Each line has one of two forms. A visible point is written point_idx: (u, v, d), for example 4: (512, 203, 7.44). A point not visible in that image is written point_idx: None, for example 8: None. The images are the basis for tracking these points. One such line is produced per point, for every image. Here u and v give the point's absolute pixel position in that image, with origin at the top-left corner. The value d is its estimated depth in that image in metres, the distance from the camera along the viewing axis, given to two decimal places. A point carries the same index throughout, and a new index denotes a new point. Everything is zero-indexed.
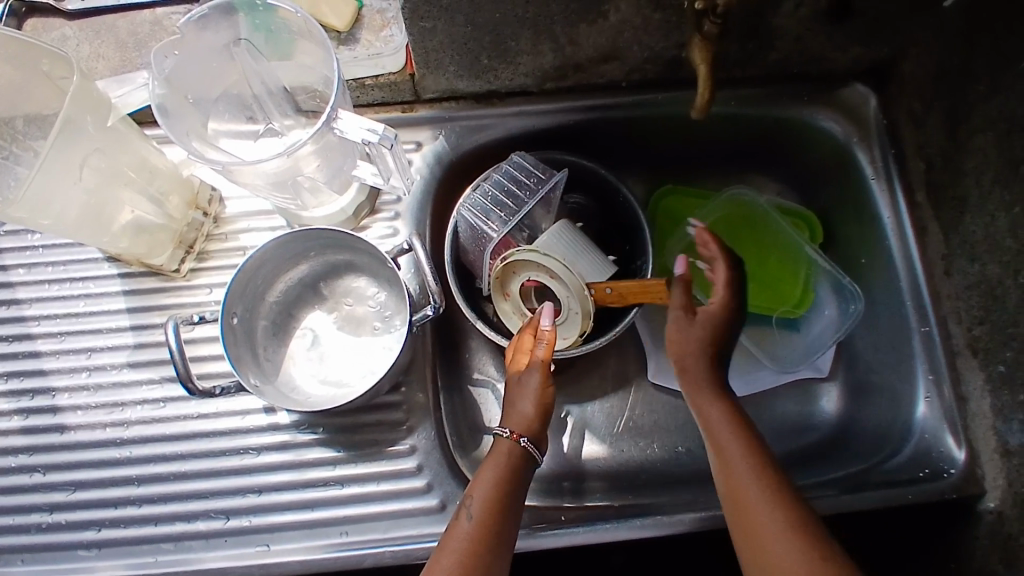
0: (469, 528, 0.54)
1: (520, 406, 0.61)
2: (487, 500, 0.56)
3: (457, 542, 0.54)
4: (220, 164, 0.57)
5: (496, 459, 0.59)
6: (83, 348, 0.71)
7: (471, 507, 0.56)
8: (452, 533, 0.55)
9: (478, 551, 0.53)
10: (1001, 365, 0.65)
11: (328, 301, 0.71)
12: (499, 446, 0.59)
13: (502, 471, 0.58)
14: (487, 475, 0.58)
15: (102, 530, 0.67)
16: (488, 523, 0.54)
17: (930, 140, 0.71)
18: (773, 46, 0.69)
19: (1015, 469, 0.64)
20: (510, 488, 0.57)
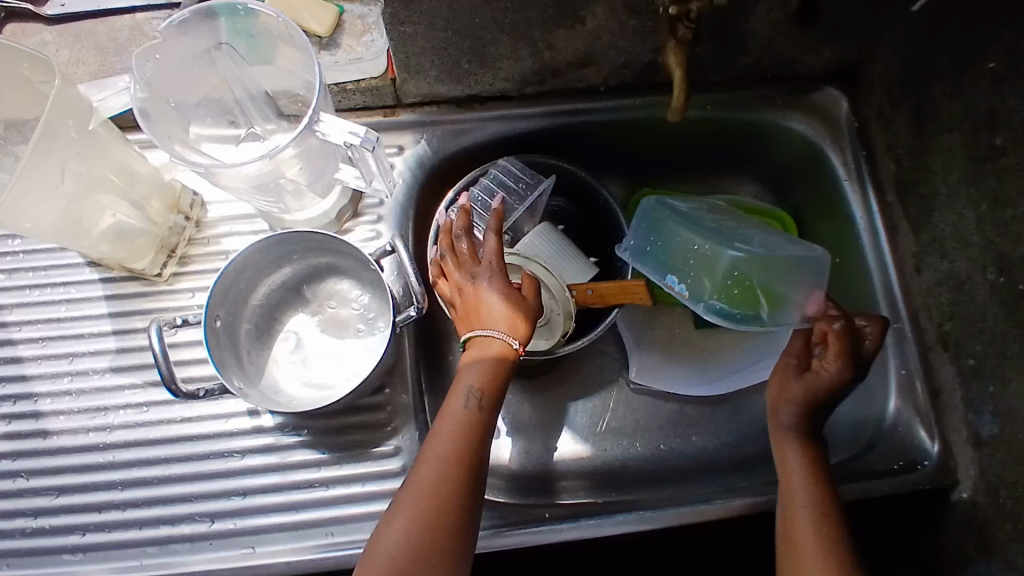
0: (457, 416, 0.56)
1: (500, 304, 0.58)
2: (481, 393, 0.56)
3: (446, 428, 0.56)
4: (202, 167, 0.58)
5: (479, 357, 0.57)
6: (65, 353, 0.71)
7: (463, 396, 0.57)
8: (445, 422, 0.56)
9: (465, 439, 0.55)
10: (971, 358, 0.67)
11: (312, 304, 0.71)
12: (490, 345, 0.57)
13: (489, 366, 0.57)
14: (472, 368, 0.58)
15: (86, 535, 0.67)
16: (480, 414, 0.56)
17: (900, 140, 0.73)
18: (746, 50, 0.70)
19: (986, 459, 0.66)
20: (491, 376, 0.57)
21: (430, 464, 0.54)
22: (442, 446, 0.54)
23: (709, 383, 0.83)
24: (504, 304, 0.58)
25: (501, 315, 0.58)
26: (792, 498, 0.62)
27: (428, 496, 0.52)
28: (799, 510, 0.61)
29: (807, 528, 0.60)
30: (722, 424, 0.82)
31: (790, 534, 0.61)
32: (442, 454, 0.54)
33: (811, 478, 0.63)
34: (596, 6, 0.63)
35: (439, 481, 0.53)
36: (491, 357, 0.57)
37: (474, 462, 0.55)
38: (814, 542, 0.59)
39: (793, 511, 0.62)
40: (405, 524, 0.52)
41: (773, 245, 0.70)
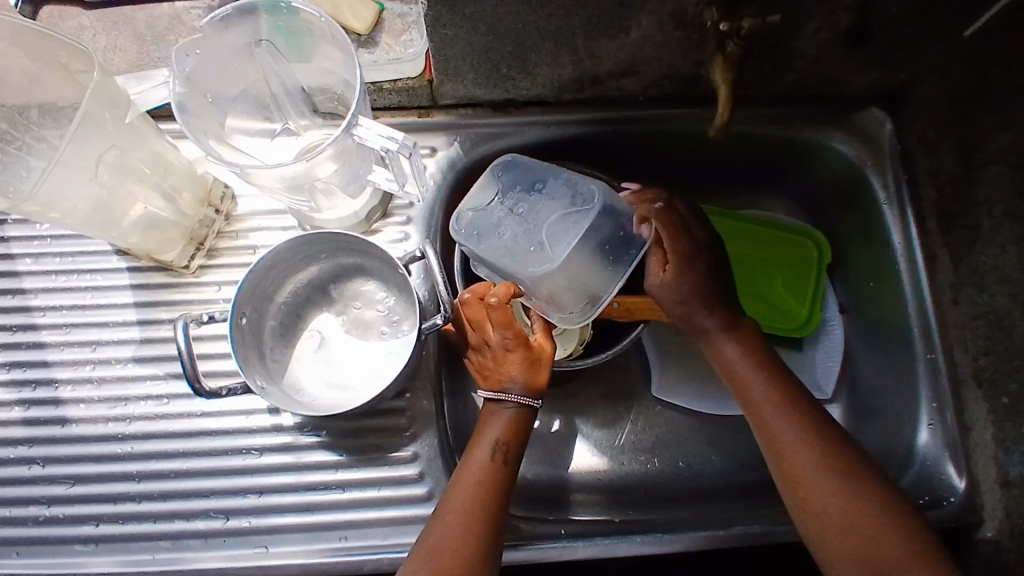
0: (482, 467, 0.62)
1: (513, 374, 0.64)
2: (505, 447, 0.63)
3: (470, 480, 0.61)
4: (237, 166, 0.57)
5: (498, 418, 0.64)
6: (89, 341, 0.71)
7: (487, 448, 0.63)
8: (469, 467, 0.62)
9: (488, 491, 0.60)
10: (1004, 397, 0.67)
11: (336, 303, 0.71)
12: (501, 411, 0.64)
13: (512, 420, 0.64)
14: (495, 421, 0.64)
15: (100, 526, 0.67)
16: (503, 467, 0.62)
17: (945, 166, 0.71)
18: (793, 67, 0.69)
19: (1013, 500, 0.66)
20: (513, 432, 0.64)
21: (455, 517, 0.59)
22: (467, 500, 0.60)
23: (717, 403, 0.82)
24: (521, 374, 0.64)
25: (521, 382, 0.64)
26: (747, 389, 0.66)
27: (452, 547, 0.58)
28: (777, 424, 0.63)
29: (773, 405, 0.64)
30: (742, 444, 0.81)
31: (784, 459, 0.62)
32: (466, 506, 0.60)
33: (747, 356, 0.68)
34: (643, 17, 0.61)
35: (463, 535, 0.58)
36: (512, 415, 0.64)
37: (495, 514, 0.60)
38: (808, 454, 0.61)
39: (751, 395, 0.66)
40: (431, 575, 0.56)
41: (562, 235, 0.66)
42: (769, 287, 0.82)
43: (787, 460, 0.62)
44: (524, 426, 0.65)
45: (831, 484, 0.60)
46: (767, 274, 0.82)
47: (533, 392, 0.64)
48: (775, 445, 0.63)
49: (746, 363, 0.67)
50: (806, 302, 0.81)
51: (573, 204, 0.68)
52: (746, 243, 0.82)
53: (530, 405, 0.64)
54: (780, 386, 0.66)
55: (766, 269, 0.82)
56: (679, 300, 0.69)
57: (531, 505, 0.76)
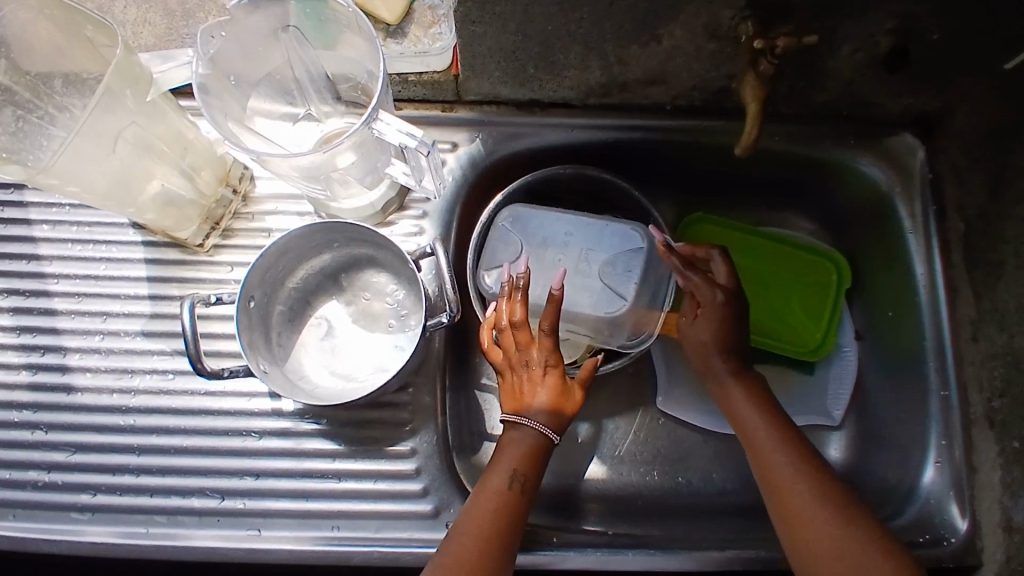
0: (498, 495, 0.61)
1: (542, 398, 0.63)
2: (523, 478, 0.62)
3: (485, 506, 0.60)
4: (254, 154, 0.57)
5: (520, 442, 0.63)
6: (99, 311, 0.71)
7: (505, 476, 0.62)
8: (485, 492, 0.61)
9: (502, 520, 0.60)
10: (1016, 441, 0.63)
11: (346, 292, 0.71)
12: (524, 436, 0.63)
13: (530, 448, 0.63)
14: (512, 449, 0.63)
15: (97, 495, 0.68)
16: (519, 496, 0.61)
17: (973, 201, 0.69)
18: (825, 86, 0.67)
19: (1015, 546, 0.63)
20: (533, 461, 0.62)
21: (467, 541, 0.58)
22: (480, 526, 0.59)
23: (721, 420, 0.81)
24: (557, 394, 0.64)
25: (546, 410, 0.63)
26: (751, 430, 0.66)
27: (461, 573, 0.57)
28: (777, 465, 0.63)
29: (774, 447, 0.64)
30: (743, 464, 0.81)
31: (784, 502, 0.61)
32: (480, 533, 0.59)
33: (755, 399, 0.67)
34: (675, 26, 0.60)
35: (472, 562, 0.57)
36: (532, 443, 0.63)
37: (505, 544, 0.59)
38: (806, 496, 0.60)
39: (755, 438, 0.65)
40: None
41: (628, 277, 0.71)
42: (785, 309, 0.80)
43: (787, 502, 0.61)
44: (542, 455, 0.63)
45: (834, 528, 0.58)
46: (782, 295, 0.81)
47: (557, 423, 0.63)
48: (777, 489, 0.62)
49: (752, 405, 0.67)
50: (821, 325, 0.79)
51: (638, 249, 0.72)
52: (764, 260, 0.81)
53: (549, 435, 0.63)
54: (777, 420, 0.65)
55: (783, 290, 0.81)
56: (699, 346, 0.69)
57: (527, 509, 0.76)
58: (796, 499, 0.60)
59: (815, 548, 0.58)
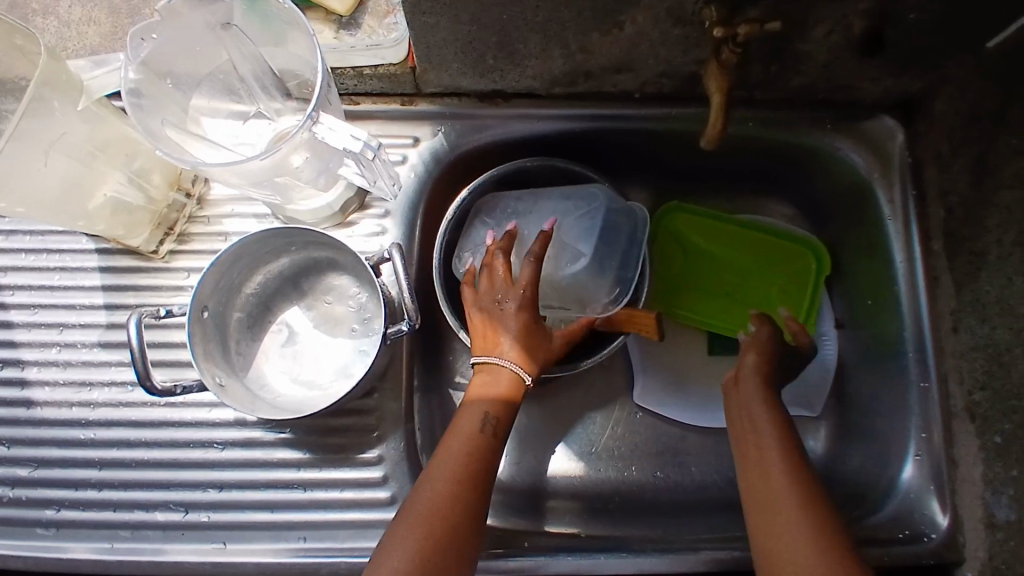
0: (470, 437, 0.57)
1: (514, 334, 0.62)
2: (496, 420, 0.59)
3: (458, 448, 0.56)
4: (189, 164, 0.54)
5: (501, 381, 0.61)
6: (55, 322, 0.69)
7: (477, 419, 0.59)
8: (455, 436, 0.58)
9: (476, 462, 0.56)
10: (998, 435, 0.62)
11: (307, 297, 0.69)
12: (500, 373, 0.61)
13: (508, 391, 0.61)
14: (488, 393, 0.61)
15: (60, 511, 0.67)
16: (491, 439, 0.58)
17: (954, 187, 0.66)
18: (798, 70, 0.64)
19: (997, 545, 0.62)
20: (505, 405, 0.61)
21: (442, 483, 0.54)
22: (454, 468, 0.55)
23: (703, 414, 0.80)
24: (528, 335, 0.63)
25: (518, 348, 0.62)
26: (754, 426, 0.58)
27: (435, 517, 0.51)
28: (771, 464, 0.54)
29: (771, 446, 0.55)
30: (723, 458, 0.79)
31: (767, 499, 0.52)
32: (456, 473, 0.55)
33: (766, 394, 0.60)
34: (638, 13, 0.57)
35: (450, 502, 0.53)
36: (510, 383, 0.61)
37: (480, 488, 0.55)
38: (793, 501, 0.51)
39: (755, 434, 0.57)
40: (414, 545, 0.49)
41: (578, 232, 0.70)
42: (764, 294, 0.79)
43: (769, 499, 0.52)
44: (517, 396, 0.61)
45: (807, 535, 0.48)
46: (758, 283, 0.79)
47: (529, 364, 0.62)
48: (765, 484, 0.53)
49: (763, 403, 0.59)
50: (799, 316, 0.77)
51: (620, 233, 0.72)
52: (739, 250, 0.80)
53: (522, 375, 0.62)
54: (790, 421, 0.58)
55: (760, 275, 0.79)
56: (759, 351, 0.65)
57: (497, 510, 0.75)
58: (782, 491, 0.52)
59: (782, 543, 0.49)
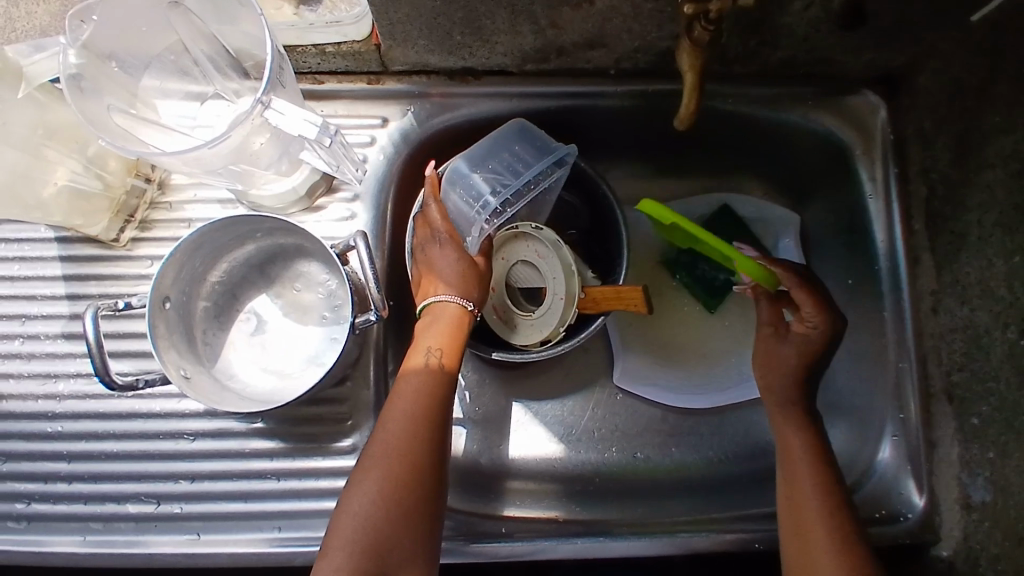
0: (419, 373, 0.60)
1: (448, 269, 0.64)
2: (441, 351, 0.62)
3: (410, 386, 0.60)
4: (137, 153, 0.51)
5: (443, 318, 0.63)
6: (17, 314, 0.68)
7: (422, 356, 0.61)
8: (406, 374, 0.61)
9: (430, 396, 0.59)
10: (975, 417, 0.61)
11: (275, 284, 0.67)
12: (446, 308, 0.63)
13: (453, 323, 0.63)
14: (432, 327, 0.63)
15: (31, 505, 0.66)
16: (441, 372, 0.61)
17: (935, 163, 0.64)
18: (777, 44, 0.62)
19: (971, 525, 0.62)
20: (452, 335, 0.63)
21: (396, 425, 0.58)
22: (409, 403, 0.59)
23: (702, 393, 0.80)
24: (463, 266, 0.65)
25: (453, 283, 0.64)
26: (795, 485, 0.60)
27: (394, 454, 0.56)
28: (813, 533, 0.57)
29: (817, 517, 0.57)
30: (702, 438, 0.79)
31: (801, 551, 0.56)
32: (408, 413, 0.58)
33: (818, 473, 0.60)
34: None
35: (405, 443, 0.57)
36: (450, 318, 0.63)
37: (437, 420, 0.59)
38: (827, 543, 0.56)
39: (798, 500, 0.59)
40: (376, 482, 0.55)
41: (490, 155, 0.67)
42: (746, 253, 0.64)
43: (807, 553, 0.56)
44: (465, 326, 0.64)
45: None
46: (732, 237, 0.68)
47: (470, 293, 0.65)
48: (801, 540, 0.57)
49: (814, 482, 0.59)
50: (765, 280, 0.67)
51: (518, 156, 0.67)
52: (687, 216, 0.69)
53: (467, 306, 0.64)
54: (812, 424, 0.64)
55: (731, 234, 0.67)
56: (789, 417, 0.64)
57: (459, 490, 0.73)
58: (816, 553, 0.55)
59: None
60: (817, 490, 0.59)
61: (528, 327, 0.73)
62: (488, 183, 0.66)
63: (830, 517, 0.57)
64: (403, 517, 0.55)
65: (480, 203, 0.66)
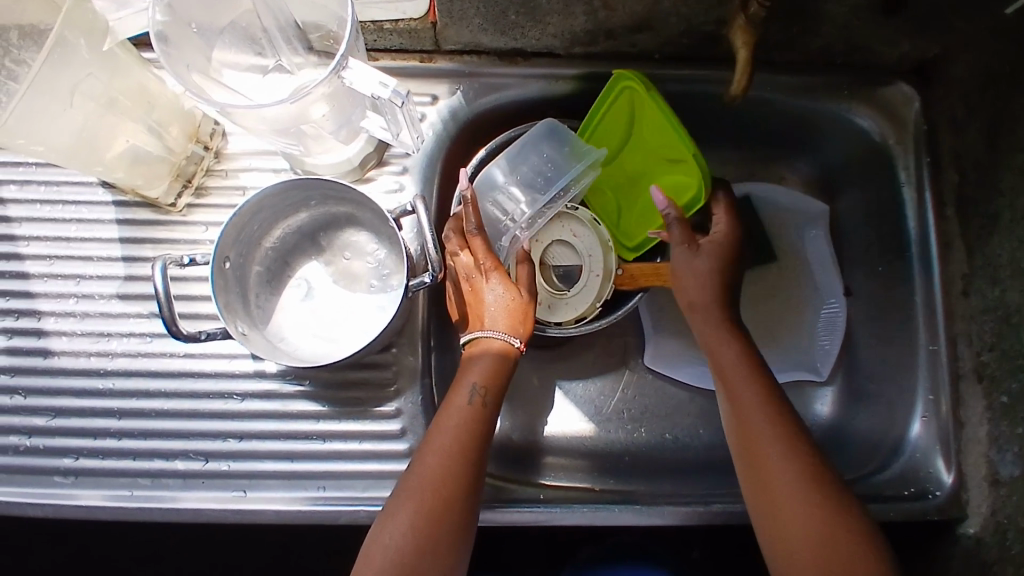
0: (460, 411, 0.59)
1: (491, 311, 0.63)
2: (485, 389, 0.60)
3: (451, 422, 0.58)
4: (218, 105, 0.54)
5: (483, 359, 0.62)
6: (73, 274, 0.70)
7: (466, 392, 0.60)
8: (448, 410, 0.60)
9: (469, 433, 0.58)
10: (1005, 395, 0.63)
11: (326, 253, 0.69)
12: (486, 350, 0.62)
13: (494, 363, 0.62)
14: (475, 365, 0.62)
15: (79, 460, 0.67)
16: (483, 411, 0.60)
17: (968, 151, 0.67)
18: (819, 33, 0.65)
19: (1000, 499, 0.64)
20: (496, 375, 0.62)
21: (436, 458, 0.56)
22: (448, 439, 0.57)
23: None
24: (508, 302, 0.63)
25: (500, 319, 0.63)
26: (746, 414, 0.59)
27: (431, 488, 0.55)
28: (774, 471, 0.55)
29: (777, 457, 0.56)
30: None
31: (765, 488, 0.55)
32: (448, 449, 0.57)
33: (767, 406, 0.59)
34: None
35: (443, 477, 0.55)
36: (495, 358, 0.62)
37: (476, 457, 0.57)
38: (787, 476, 0.55)
39: (758, 442, 0.57)
40: (410, 514, 0.54)
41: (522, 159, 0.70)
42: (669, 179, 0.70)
43: (771, 493, 0.55)
44: (507, 367, 0.63)
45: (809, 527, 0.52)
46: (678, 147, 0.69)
47: (517, 329, 0.63)
48: (760, 476, 0.56)
49: (764, 416, 0.58)
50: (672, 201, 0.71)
51: (550, 159, 0.70)
52: (644, 109, 0.69)
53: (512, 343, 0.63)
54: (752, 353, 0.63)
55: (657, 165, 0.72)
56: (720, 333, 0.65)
57: (495, 461, 0.75)
58: (780, 493, 0.54)
59: (781, 525, 0.54)
60: (769, 424, 0.58)
61: (559, 307, 0.73)
62: (523, 190, 0.70)
63: (788, 452, 0.56)
64: (437, 548, 0.53)
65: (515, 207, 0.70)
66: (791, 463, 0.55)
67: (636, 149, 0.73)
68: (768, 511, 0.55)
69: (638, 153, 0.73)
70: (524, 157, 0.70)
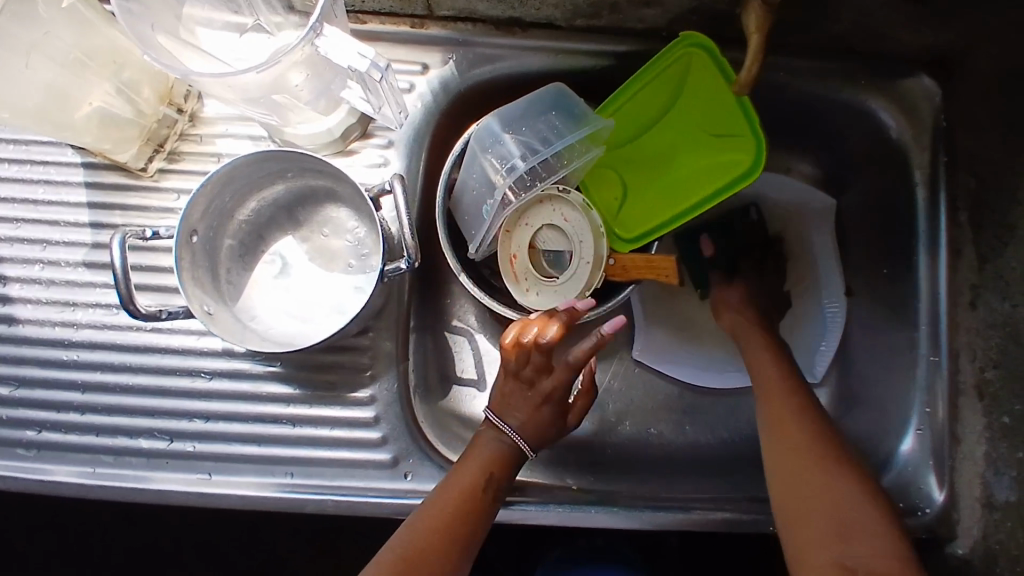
0: (463, 488, 0.59)
1: (527, 421, 0.62)
2: (492, 476, 0.60)
3: (449, 497, 0.58)
4: (182, 72, 0.50)
5: (490, 445, 0.62)
6: (39, 239, 0.66)
7: (474, 471, 0.60)
8: (450, 482, 0.60)
9: (462, 517, 0.58)
10: (1006, 416, 0.60)
11: (303, 228, 0.65)
12: (495, 441, 0.62)
13: (503, 452, 0.62)
14: (485, 448, 0.62)
15: (41, 433, 0.65)
16: (483, 496, 0.59)
17: (988, 152, 0.62)
18: (835, 16, 0.60)
19: (993, 523, 0.61)
20: (499, 468, 0.61)
21: (422, 533, 0.57)
22: (439, 516, 0.57)
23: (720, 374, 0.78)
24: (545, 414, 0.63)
25: (529, 422, 0.62)
26: (780, 409, 0.62)
27: (405, 563, 0.55)
28: (810, 463, 0.58)
29: (810, 447, 0.59)
30: (721, 418, 0.78)
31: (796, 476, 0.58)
32: (436, 526, 0.57)
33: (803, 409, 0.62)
34: None
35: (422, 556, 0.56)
36: (509, 451, 0.62)
37: (462, 544, 0.57)
38: (821, 463, 0.58)
39: (789, 435, 0.60)
40: None
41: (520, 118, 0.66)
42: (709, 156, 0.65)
43: (806, 481, 0.57)
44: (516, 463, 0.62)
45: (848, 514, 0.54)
46: (731, 129, 0.64)
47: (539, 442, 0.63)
48: (794, 465, 0.58)
49: (801, 412, 0.62)
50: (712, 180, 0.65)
51: (550, 126, 0.65)
52: (698, 80, 0.65)
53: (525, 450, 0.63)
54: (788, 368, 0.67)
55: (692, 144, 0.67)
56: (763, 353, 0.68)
57: None
58: (815, 477, 0.57)
59: (814, 510, 0.55)
60: (805, 423, 0.61)
61: (544, 294, 0.67)
62: (518, 146, 0.65)
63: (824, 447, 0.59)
64: None
65: (507, 166, 0.65)
66: (827, 450, 0.58)
67: (666, 126, 0.68)
68: (800, 503, 0.56)
69: (668, 132, 0.68)
70: (524, 118, 0.66)
